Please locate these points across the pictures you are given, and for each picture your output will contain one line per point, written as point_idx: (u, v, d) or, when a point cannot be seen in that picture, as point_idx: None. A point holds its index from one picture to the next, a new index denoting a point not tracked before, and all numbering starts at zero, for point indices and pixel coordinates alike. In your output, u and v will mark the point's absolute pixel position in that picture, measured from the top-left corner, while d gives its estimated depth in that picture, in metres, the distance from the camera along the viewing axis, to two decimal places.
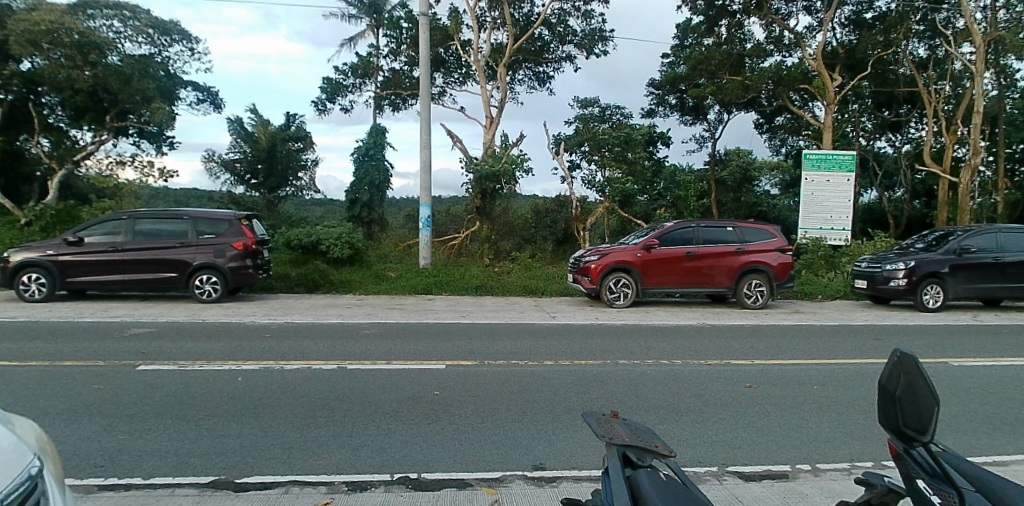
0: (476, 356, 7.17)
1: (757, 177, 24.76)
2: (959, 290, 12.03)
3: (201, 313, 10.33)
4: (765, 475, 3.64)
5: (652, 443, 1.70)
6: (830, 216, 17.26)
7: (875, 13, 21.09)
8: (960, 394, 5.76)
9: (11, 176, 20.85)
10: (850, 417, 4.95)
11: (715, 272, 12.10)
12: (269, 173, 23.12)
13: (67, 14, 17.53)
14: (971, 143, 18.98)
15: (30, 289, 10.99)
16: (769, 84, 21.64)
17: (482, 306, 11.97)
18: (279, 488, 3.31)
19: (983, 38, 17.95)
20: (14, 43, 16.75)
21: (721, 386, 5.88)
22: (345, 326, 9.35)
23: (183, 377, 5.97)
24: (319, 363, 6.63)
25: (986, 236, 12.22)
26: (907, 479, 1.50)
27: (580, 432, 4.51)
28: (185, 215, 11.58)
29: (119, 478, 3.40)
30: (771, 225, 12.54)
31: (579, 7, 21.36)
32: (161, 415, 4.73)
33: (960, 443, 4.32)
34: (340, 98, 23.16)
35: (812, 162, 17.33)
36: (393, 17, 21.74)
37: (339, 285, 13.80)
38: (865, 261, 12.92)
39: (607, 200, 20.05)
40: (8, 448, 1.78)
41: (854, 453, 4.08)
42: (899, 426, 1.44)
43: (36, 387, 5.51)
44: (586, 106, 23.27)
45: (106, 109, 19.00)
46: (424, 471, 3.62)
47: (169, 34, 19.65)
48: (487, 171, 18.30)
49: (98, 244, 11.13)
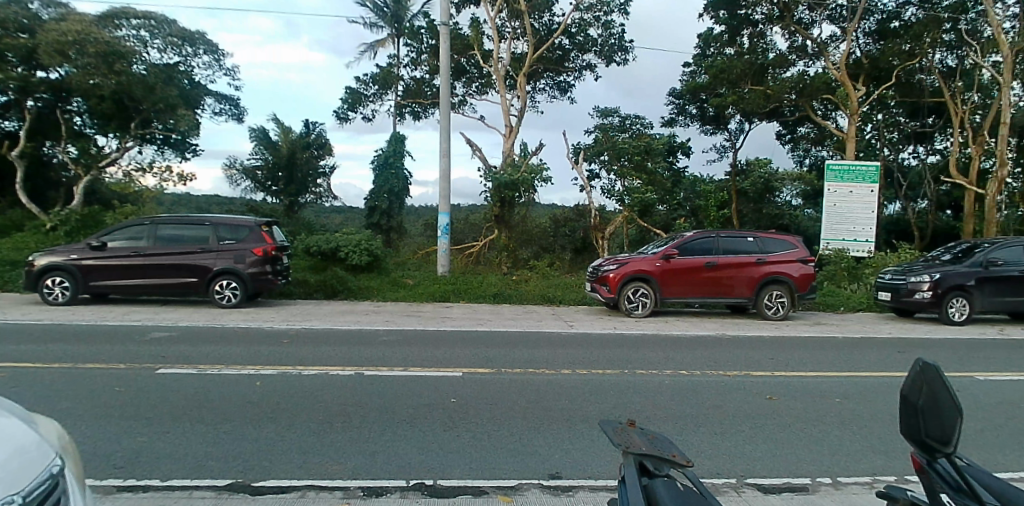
0: (493, 364, 7.19)
1: (778, 188, 24.24)
2: (986, 304, 11.68)
3: (220, 318, 10.56)
4: (785, 488, 3.58)
5: (669, 453, 1.67)
6: (853, 227, 16.92)
7: (901, 22, 20.79)
8: (988, 409, 5.61)
9: (39, 182, 21.64)
10: (873, 431, 4.85)
11: (735, 282, 11.94)
12: (290, 180, 23.66)
13: (95, 24, 18.08)
14: (1000, 154, 18.42)
15: (54, 292, 11.34)
16: (792, 93, 21.45)
17: (499, 314, 12.02)
18: (295, 492, 3.37)
19: (1012, 47, 17.51)
20: (43, 52, 17.33)
21: (741, 398, 5.79)
22: (363, 332, 9.45)
23: (202, 381, 6.10)
24: (336, 370, 6.70)
25: (1013, 249, 11.89)
26: (931, 492, 1.47)
27: (596, 441, 4.48)
28: (206, 221, 11.87)
29: (139, 480, 3.49)
30: (794, 235, 12.33)
31: (600, 18, 21.47)
32: (181, 418, 4.84)
33: (987, 459, 4.20)
34: (362, 107, 23.56)
35: (835, 173, 16.99)
36: (415, 28, 22.19)
37: (358, 292, 13.98)
38: (889, 273, 12.63)
39: (626, 209, 20.32)
40: (32, 446, 1.86)
41: (877, 467, 3.99)
42: (921, 437, 1.42)
43: (60, 389, 5.69)
44: (606, 116, 23.11)
45: (130, 116, 19.68)
46: (440, 478, 3.65)
47: (195, 45, 20.26)
48: (506, 179, 18.61)
49: (121, 248, 11.44)
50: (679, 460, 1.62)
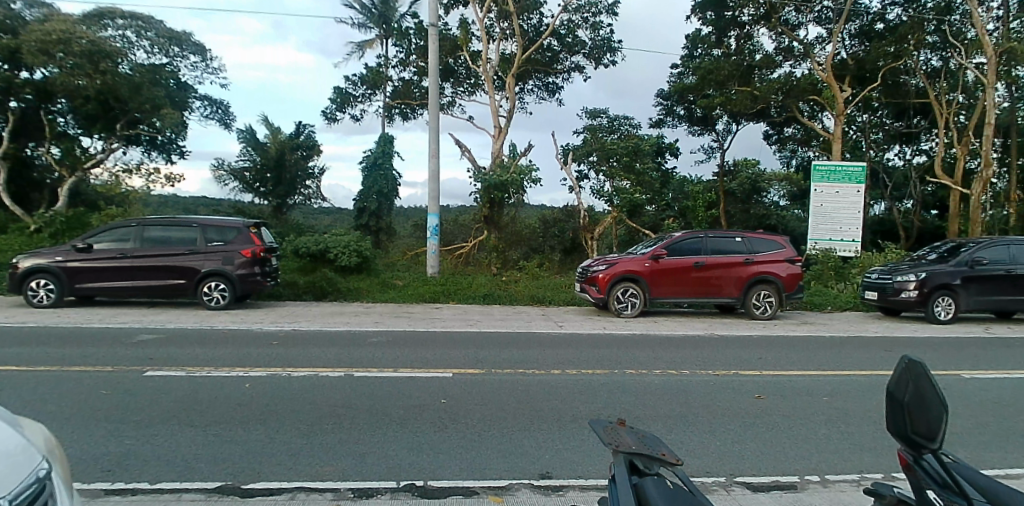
0: (484, 365, 7.19)
1: (766, 188, 24.51)
2: (971, 302, 11.88)
3: (208, 320, 10.46)
4: (773, 486, 3.62)
5: (659, 452, 1.68)
6: (840, 227, 17.13)
7: (885, 24, 21.12)
8: (971, 407, 5.71)
9: (22, 183, 21.27)
10: (860, 429, 4.92)
11: (723, 282, 12.05)
12: (278, 181, 23.44)
13: (80, 23, 17.80)
14: (982, 155, 18.75)
15: (38, 295, 11.14)
16: (778, 94, 21.69)
17: (490, 314, 12.03)
18: (285, 494, 3.35)
19: (994, 50, 17.85)
20: (26, 52, 17.04)
21: (730, 397, 5.83)
22: (353, 333, 9.41)
23: (190, 383, 6.03)
24: (326, 371, 6.67)
25: (997, 248, 12.11)
26: (917, 490, 1.50)
27: (587, 441, 4.50)
28: (194, 222, 11.74)
29: (126, 483, 3.45)
30: (782, 236, 12.46)
31: (588, 19, 21.56)
32: (170, 421, 4.79)
33: (970, 456, 4.29)
34: (350, 107, 23.45)
35: (822, 174, 17.18)
36: (404, 28, 22.13)
37: (347, 293, 13.91)
38: (876, 273, 12.79)
39: (615, 210, 20.44)
40: (18, 449, 1.83)
41: (864, 465, 4.05)
42: (907, 433, 1.44)
43: (44, 392, 5.59)
44: (594, 116, 23.21)
45: (115, 117, 19.42)
46: (431, 479, 3.64)
47: (182, 46, 20.13)
48: (495, 179, 18.65)
49: (107, 250, 11.27)
50: (668, 458, 1.64)
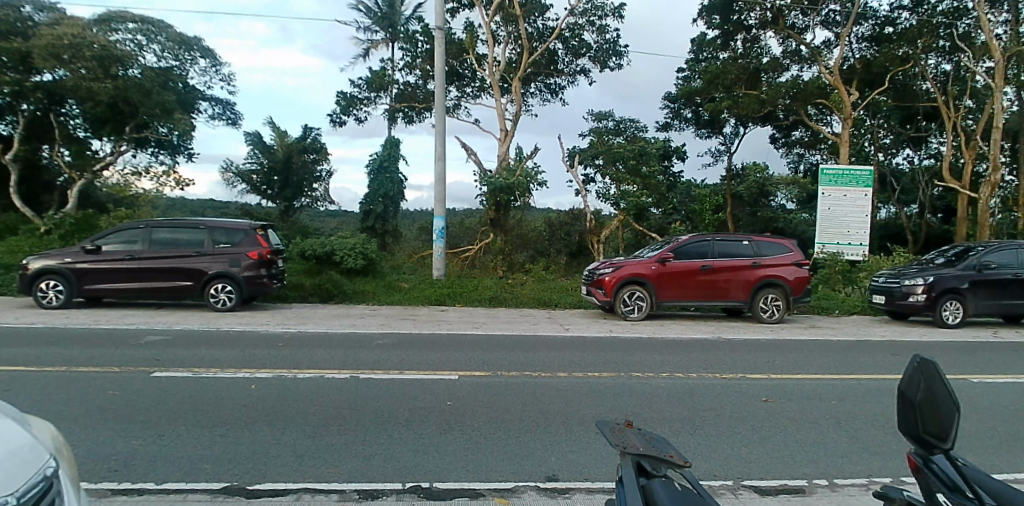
0: (489, 367, 7.18)
1: (773, 192, 24.37)
2: (980, 306, 11.76)
3: (215, 321, 10.52)
4: (782, 490, 3.60)
5: (666, 454, 1.68)
6: (848, 231, 17.01)
7: (894, 28, 21.04)
8: (983, 411, 5.65)
9: (33, 184, 21.59)
10: (868, 433, 4.88)
11: (730, 285, 11.99)
12: (285, 184, 23.60)
13: (90, 27, 18.16)
14: (993, 159, 18.58)
15: (47, 295, 11.24)
16: (786, 98, 21.52)
17: (496, 317, 12.01)
18: (291, 495, 3.37)
19: (1004, 53, 17.75)
20: (37, 55, 17.31)
21: (736, 401, 5.80)
22: (359, 335, 9.42)
23: (198, 384, 6.07)
24: (333, 372, 6.70)
25: (1006, 252, 12.00)
26: (927, 493, 1.49)
27: (592, 444, 4.50)
28: (202, 224, 11.83)
29: (133, 483, 3.47)
30: (788, 239, 12.42)
31: (594, 22, 21.58)
32: (176, 421, 4.83)
33: (980, 460, 4.25)
34: (355, 110, 23.52)
35: (829, 178, 17.03)
36: (410, 32, 22.30)
37: (354, 295, 13.99)
38: (883, 276, 12.71)
39: (621, 214, 20.38)
40: (26, 448, 1.84)
41: (873, 469, 4.02)
42: (917, 432, 1.43)
43: (54, 392, 5.64)
44: (600, 119, 23.21)
45: (125, 120, 19.51)
46: (436, 480, 3.65)
47: (192, 50, 20.37)
48: (501, 182, 18.57)
49: (116, 251, 11.39)
50: (676, 461, 1.64)
